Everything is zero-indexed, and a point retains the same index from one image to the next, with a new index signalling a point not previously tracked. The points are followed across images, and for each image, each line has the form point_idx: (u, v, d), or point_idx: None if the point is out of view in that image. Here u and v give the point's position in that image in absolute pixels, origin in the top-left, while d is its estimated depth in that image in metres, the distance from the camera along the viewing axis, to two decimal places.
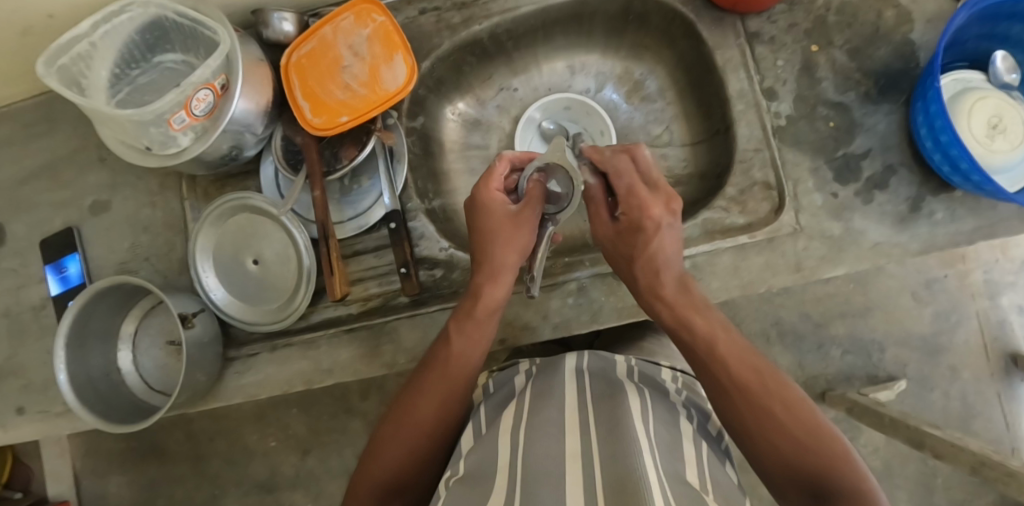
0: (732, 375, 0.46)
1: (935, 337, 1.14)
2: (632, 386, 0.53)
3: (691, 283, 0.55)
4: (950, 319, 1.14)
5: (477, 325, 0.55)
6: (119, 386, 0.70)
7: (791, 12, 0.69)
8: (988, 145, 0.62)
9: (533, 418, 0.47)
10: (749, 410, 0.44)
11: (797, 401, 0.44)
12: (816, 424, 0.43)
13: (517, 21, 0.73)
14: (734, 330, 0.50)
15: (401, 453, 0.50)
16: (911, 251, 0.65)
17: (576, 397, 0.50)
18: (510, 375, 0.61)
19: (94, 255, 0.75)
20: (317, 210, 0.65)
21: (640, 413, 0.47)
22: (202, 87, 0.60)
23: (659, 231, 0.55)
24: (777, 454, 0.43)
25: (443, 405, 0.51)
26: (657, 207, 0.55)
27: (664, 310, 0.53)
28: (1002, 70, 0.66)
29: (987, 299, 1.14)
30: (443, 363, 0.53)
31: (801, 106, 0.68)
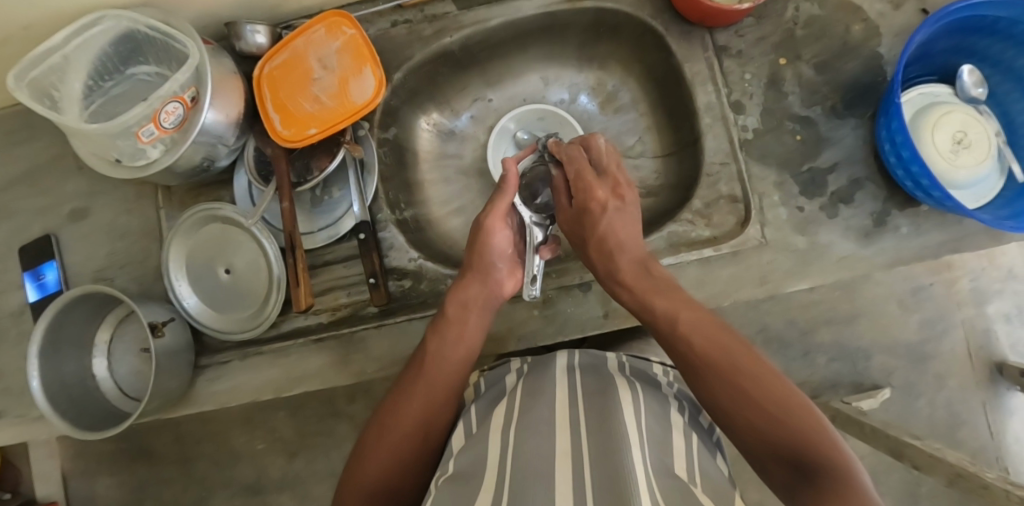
0: (700, 353, 0.46)
1: (922, 344, 1.11)
2: (623, 381, 0.52)
3: (654, 266, 0.56)
4: (939, 327, 1.11)
5: (455, 324, 0.57)
6: (93, 392, 0.70)
7: (760, 26, 0.70)
8: (952, 160, 0.62)
9: (523, 417, 0.46)
10: (721, 387, 0.44)
11: (767, 373, 0.44)
12: (783, 391, 0.42)
13: (489, 32, 0.74)
14: (699, 307, 0.50)
15: (387, 459, 0.49)
16: (877, 265, 0.65)
17: (567, 394, 0.49)
18: (501, 374, 0.58)
19: (72, 262, 0.76)
20: (285, 221, 0.65)
21: (630, 406, 0.46)
22: (171, 100, 0.61)
23: (604, 211, 0.60)
24: (752, 428, 0.42)
25: (429, 409, 0.51)
26: (600, 189, 0.61)
27: (625, 294, 0.55)
28: (969, 84, 0.66)
29: (973, 307, 1.11)
30: (430, 366, 0.54)
31: (768, 120, 0.68)
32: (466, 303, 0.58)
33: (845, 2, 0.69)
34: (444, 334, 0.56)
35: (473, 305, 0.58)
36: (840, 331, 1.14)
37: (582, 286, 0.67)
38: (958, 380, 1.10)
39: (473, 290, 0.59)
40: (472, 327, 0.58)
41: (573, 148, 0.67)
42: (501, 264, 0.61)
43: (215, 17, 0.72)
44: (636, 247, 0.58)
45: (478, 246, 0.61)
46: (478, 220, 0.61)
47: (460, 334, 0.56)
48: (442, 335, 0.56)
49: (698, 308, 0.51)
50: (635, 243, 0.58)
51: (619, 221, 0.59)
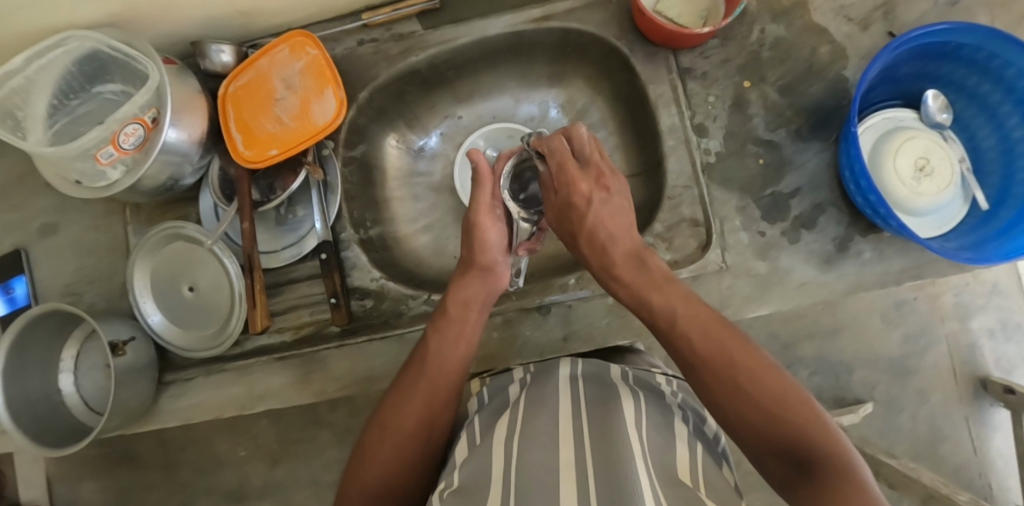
0: (697, 353, 0.44)
1: (902, 362, 0.80)
2: (625, 391, 0.47)
3: (651, 257, 0.52)
4: (920, 344, 0.80)
5: (453, 324, 0.55)
6: (58, 407, 0.70)
7: (725, 48, 0.69)
8: (914, 188, 0.62)
9: (525, 430, 0.42)
10: (718, 386, 0.42)
11: (764, 368, 0.41)
12: (778, 384, 0.41)
13: (455, 51, 0.74)
14: (696, 301, 0.47)
15: (389, 457, 0.46)
16: (838, 291, 0.64)
17: (568, 406, 0.46)
18: (502, 384, 0.53)
19: (42, 277, 0.77)
20: (245, 242, 0.66)
21: (632, 420, 0.42)
22: (131, 121, 0.61)
23: (591, 206, 0.54)
24: (751, 427, 0.40)
25: (433, 410, 0.48)
26: (584, 182, 0.55)
27: (620, 289, 0.52)
28: (934, 109, 0.65)
29: (956, 322, 0.80)
30: (434, 365, 0.51)
31: (731, 143, 0.68)
32: (466, 302, 0.56)
33: (812, 24, 0.69)
34: (445, 333, 0.54)
35: (473, 303, 0.56)
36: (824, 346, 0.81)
37: (541, 309, 0.68)
38: (941, 403, 0.79)
39: (472, 288, 0.57)
40: (471, 326, 0.55)
41: (554, 139, 0.59)
42: (502, 256, 0.58)
43: (183, 36, 0.72)
44: (630, 235, 0.54)
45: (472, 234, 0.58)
46: (467, 217, 0.58)
47: (462, 332, 0.54)
48: (444, 334, 0.54)
49: (696, 302, 0.48)
50: (629, 233, 0.54)
51: (607, 213, 0.54)
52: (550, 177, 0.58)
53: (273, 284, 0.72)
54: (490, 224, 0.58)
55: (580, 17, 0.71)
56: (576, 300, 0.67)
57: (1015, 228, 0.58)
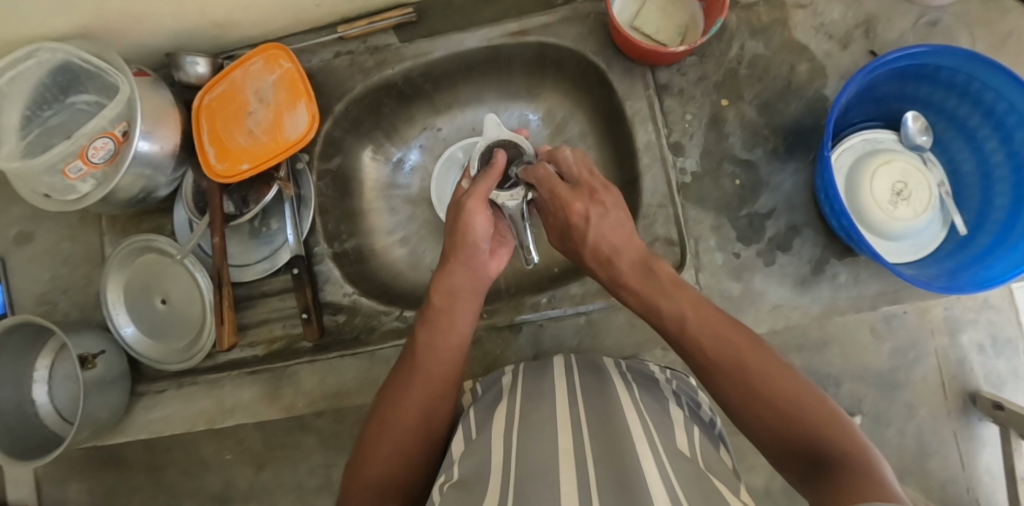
0: (708, 354, 0.44)
1: (888, 376, 0.65)
2: (618, 380, 0.54)
3: (658, 264, 0.52)
4: (907, 356, 0.65)
5: (444, 315, 0.54)
6: (30, 418, 0.69)
7: (702, 65, 0.68)
8: (891, 212, 0.61)
9: (527, 418, 0.47)
10: (733, 384, 0.42)
11: (776, 369, 0.41)
12: (795, 387, 0.40)
13: (431, 65, 0.73)
14: (708, 307, 0.47)
15: (391, 451, 0.45)
16: (811, 314, 0.64)
17: (566, 394, 0.51)
18: (496, 379, 0.58)
19: (18, 286, 0.77)
20: (215, 257, 0.66)
21: (629, 404, 0.48)
22: (99, 135, 0.61)
23: (589, 223, 0.55)
24: (763, 424, 0.40)
25: (430, 403, 0.48)
26: (578, 203, 0.56)
27: (630, 298, 0.52)
28: (914, 131, 0.64)
29: (946, 335, 0.66)
30: (429, 357, 0.51)
31: (706, 162, 0.67)
32: (455, 292, 0.55)
33: (791, 41, 0.68)
34: (436, 324, 0.53)
35: (462, 292, 0.55)
36: (804, 358, 0.65)
37: (512, 328, 0.68)
38: (929, 418, 0.65)
39: (460, 277, 0.55)
40: (461, 313, 0.54)
41: (542, 166, 0.60)
42: (485, 244, 0.56)
43: (158, 47, 0.72)
44: (634, 245, 0.54)
45: (459, 232, 0.56)
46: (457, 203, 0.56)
47: (455, 321, 0.53)
48: (437, 325, 0.53)
49: (707, 307, 0.48)
50: (632, 243, 0.54)
51: (606, 226, 0.55)
52: (545, 204, 0.59)
53: (247, 298, 0.72)
54: (481, 219, 0.56)
55: (557, 32, 0.70)
56: (547, 319, 0.67)
57: (993, 254, 0.58)
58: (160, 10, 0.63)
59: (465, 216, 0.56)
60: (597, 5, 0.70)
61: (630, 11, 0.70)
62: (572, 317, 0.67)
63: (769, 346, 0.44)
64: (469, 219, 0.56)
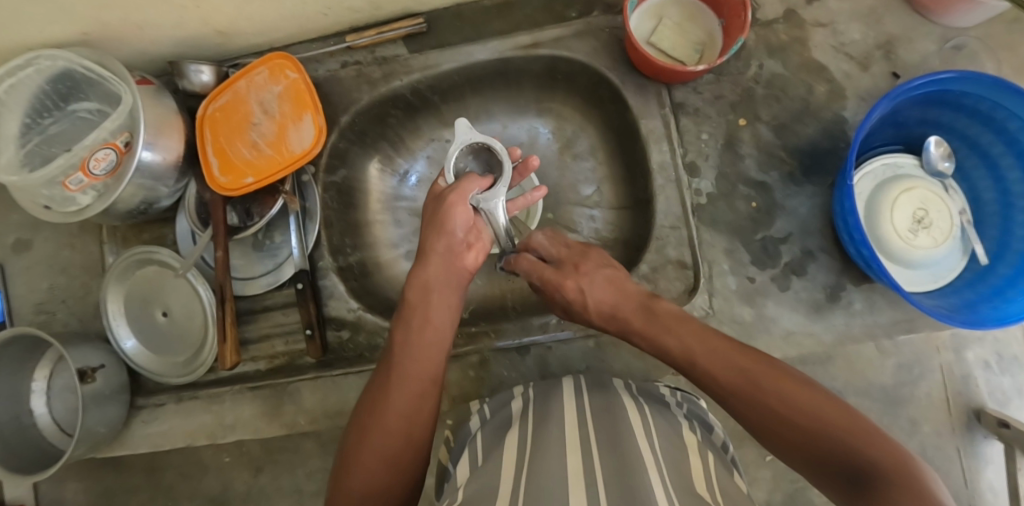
0: (720, 382, 0.44)
1: (892, 392, 0.64)
2: (629, 401, 0.53)
3: (657, 304, 0.51)
4: (912, 371, 0.64)
5: (422, 314, 0.52)
6: (28, 430, 0.68)
7: (718, 83, 0.67)
8: (909, 240, 0.60)
9: (536, 441, 0.46)
10: (752, 406, 0.42)
11: (790, 383, 0.41)
12: (820, 403, 0.40)
13: (439, 77, 0.72)
14: (710, 334, 0.47)
15: (375, 462, 0.43)
16: (825, 342, 0.63)
17: (574, 415, 0.51)
18: (504, 401, 0.58)
19: (16, 294, 0.75)
20: (217, 272, 0.64)
21: (640, 428, 0.48)
22: (102, 147, 0.59)
23: (583, 294, 0.55)
24: (791, 443, 0.40)
25: (412, 403, 0.46)
26: (568, 280, 0.55)
27: (642, 344, 0.52)
28: (936, 157, 0.63)
29: (950, 352, 0.65)
30: (406, 354, 0.49)
31: (722, 184, 0.66)
32: (429, 286, 0.53)
33: (809, 61, 0.66)
34: (411, 320, 0.51)
35: (437, 285, 0.53)
36: (807, 372, 0.63)
37: (521, 350, 0.66)
38: (932, 434, 0.64)
39: (435, 269, 0.54)
40: (438, 310, 0.52)
41: (522, 258, 0.61)
42: (461, 233, 0.55)
43: (161, 55, 0.71)
44: (630, 294, 0.53)
45: (437, 222, 0.55)
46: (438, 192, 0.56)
47: (431, 315, 0.52)
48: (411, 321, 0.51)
49: (712, 335, 0.47)
50: (628, 292, 0.53)
51: (600, 291, 0.54)
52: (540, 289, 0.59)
53: (249, 312, 0.71)
54: (461, 210, 0.55)
55: (570, 45, 0.69)
56: (556, 341, 0.66)
57: (1012, 288, 0.56)
58: (164, 18, 0.62)
59: (444, 208, 0.55)
60: (612, 20, 0.69)
61: (646, 27, 0.68)
62: (581, 339, 0.66)
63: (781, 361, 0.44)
64: (449, 209, 0.55)
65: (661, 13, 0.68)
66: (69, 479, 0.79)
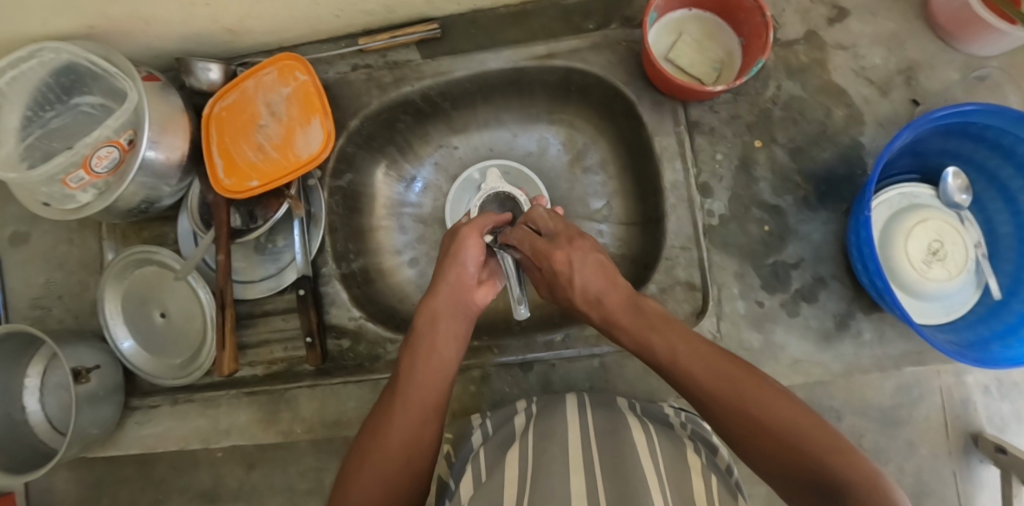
0: (705, 385, 0.42)
1: (889, 412, 0.63)
2: (635, 421, 0.52)
3: (645, 301, 0.50)
4: (911, 393, 0.63)
5: (431, 343, 0.50)
6: (19, 427, 0.67)
7: (735, 103, 0.66)
8: (923, 272, 0.59)
9: (537, 460, 0.46)
10: (733, 412, 0.41)
11: (775, 394, 0.41)
12: (795, 416, 0.39)
13: (451, 84, 0.71)
14: (697, 339, 0.45)
15: (374, 490, 0.42)
16: (833, 371, 0.62)
17: (577, 433, 0.49)
18: (506, 417, 0.57)
19: (12, 287, 0.74)
20: (219, 276, 0.63)
21: (645, 451, 0.47)
22: (104, 144, 0.57)
23: (573, 268, 0.51)
24: (760, 450, 0.40)
25: (414, 429, 0.45)
26: (559, 251, 0.52)
27: (624, 337, 0.49)
28: (953, 188, 0.61)
29: (951, 375, 0.63)
30: (411, 379, 0.48)
31: (734, 206, 0.64)
32: (438, 313, 0.52)
33: (828, 84, 0.65)
34: (419, 344, 0.50)
35: (446, 314, 0.52)
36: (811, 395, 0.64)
37: (524, 366, 0.65)
38: (929, 457, 0.62)
39: (445, 297, 0.53)
40: (445, 339, 0.51)
41: (518, 230, 0.57)
42: (473, 267, 0.54)
43: (168, 51, 0.69)
44: (622, 283, 0.51)
45: (450, 255, 0.55)
46: (452, 228, 0.56)
47: (440, 341, 0.51)
48: (419, 346, 0.50)
49: (698, 340, 0.46)
50: (618, 282, 0.51)
51: (590, 270, 0.51)
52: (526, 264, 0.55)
53: (248, 316, 0.70)
54: (473, 243, 0.55)
55: (586, 58, 0.68)
56: (560, 359, 0.65)
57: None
58: (173, 14, 0.60)
59: (458, 240, 0.55)
60: (629, 34, 0.68)
61: (665, 43, 0.67)
62: (586, 358, 0.65)
63: (761, 371, 0.43)
64: (461, 242, 0.55)
65: (681, 28, 0.67)
66: (58, 477, 0.78)
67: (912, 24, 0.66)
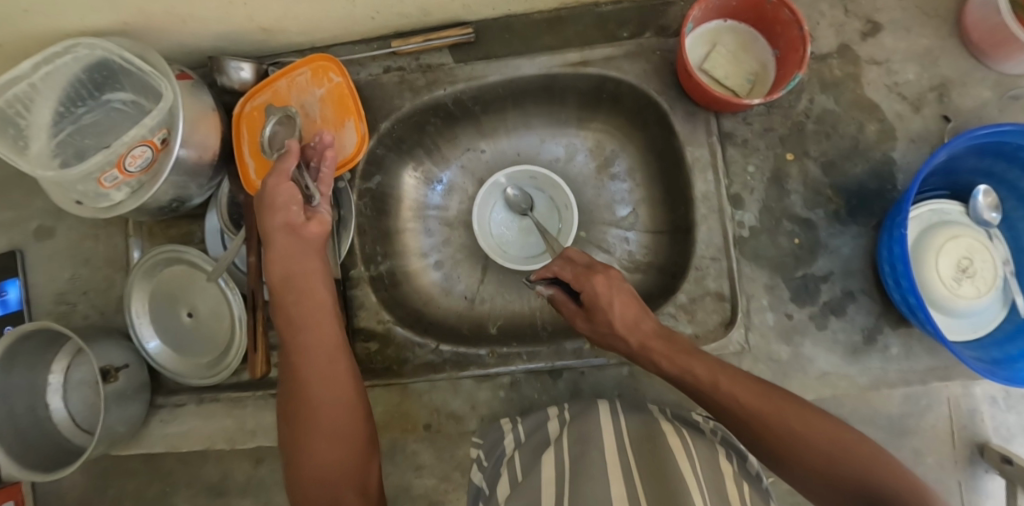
0: (749, 407, 0.45)
1: (898, 421, 0.63)
2: (668, 426, 0.53)
3: (675, 334, 0.52)
4: (919, 402, 0.63)
5: (301, 295, 0.53)
6: (44, 422, 0.66)
7: (769, 115, 0.66)
8: (953, 289, 0.59)
9: (577, 463, 0.46)
10: (769, 429, 0.44)
11: (808, 411, 0.45)
12: (834, 432, 0.44)
13: (483, 89, 0.71)
14: (729, 367, 0.49)
15: (327, 445, 0.48)
16: (859, 385, 0.62)
17: (613, 437, 0.50)
18: (539, 421, 0.58)
19: (36, 282, 0.74)
20: (250, 277, 0.63)
21: (682, 454, 0.47)
22: (139, 144, 0.56)
23: (613, 298, 0.51)
24: (812, 468, 0.43)
25: (330, 374, 0.51)
26: (598, 278, 0.52)
27: (664, 361, 0.50)
28: (982, 206, 0.62)
29: (958, 385, 0.63)
30: (303, 346, 0.51)
31: (766, 218, 0.65)
32: (290, 265, 0.53)
33: (861, 99, 0.66)
34: (291, 305, 0.52)
35: (296, 263, 0.53)
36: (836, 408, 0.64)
37: (552, 373, 0.66)
38: (935, 465, 0.63)
39: (285, 246, 0.52)
40: (311, 282, 0.53)
41: (555, 262, 0.58)
42: (297, 206, 0.52)
43: (200, 49, 0.69)
44: (646, 315, 0.52)
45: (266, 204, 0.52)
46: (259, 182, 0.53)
47: (310, 294, 0.53)
48: (291, 314, 0.52)
49: (728, 367, 0.49)
50: (645, 312, 0.52)
51: (623, 299, 0.51)
52: (563, 301, 0.56)
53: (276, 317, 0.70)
54: (287, 187, 0.52)
55: (620, 66, 0.68)
56: (590, 367, 0.65)
57: None
58: (212, 13, 0.60)
59: (267, 189, 0.52)
60: (664, 43, 0.68)
61: (699, 53, 0.67)
62: (615, 366, 0.65)
63: (792, 394, 0.48)
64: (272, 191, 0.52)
65: (715, 39, 0.67)
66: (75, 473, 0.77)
67: (946, 41, 0.66)
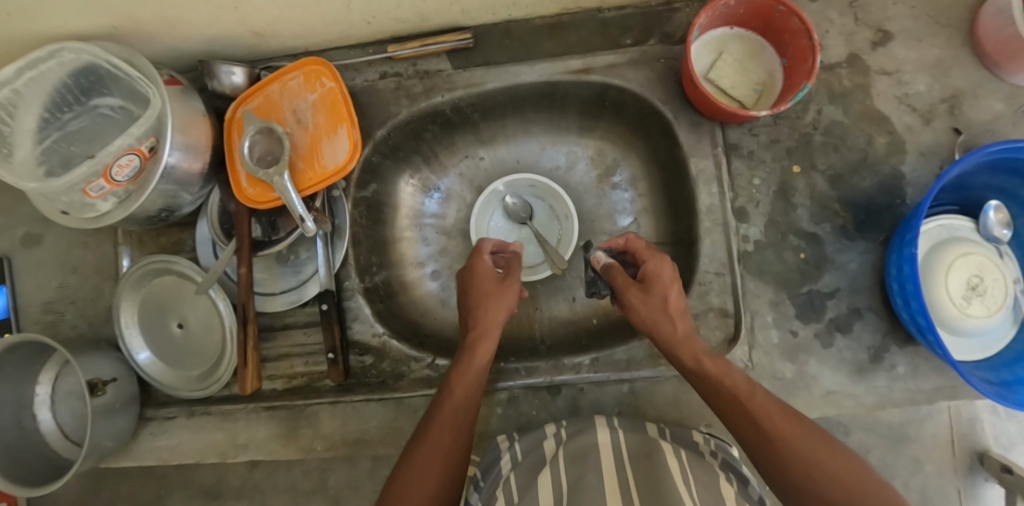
0: (777, 426, 0.44)
1: (898, 429, 0.62)
2: (667, 446, 0.52)
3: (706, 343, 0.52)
4: (919, 410, 0.62)
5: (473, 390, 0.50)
6: (31, 435, 0.65)
7: (775, 127, 0.65)
8: (963, 308, 0.58)
9: (570, 484, 0.44)
10: (789, 455, 0.42)
11: (828, 445, 0.43)
12: (852, 468, 0.42)
13: (483, 95, 0.69)
14: (758, 386, 0.47)
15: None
16: (865, 404, 0.61)
17: (611, 458, 0.48)
18: (536, 441, 0.56)
19: (23, 290, 0.73)
20: (241, 290, 0.61)
21: (679, 474, 0.45)
22: (126, 152, 0.54)
23: (673, 280, 0.53)
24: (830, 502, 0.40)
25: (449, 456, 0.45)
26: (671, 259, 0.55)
27: (704, 361, 0.49)
28: (994, 222, 0.60)
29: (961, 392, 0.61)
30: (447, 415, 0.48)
31: (771, 232, 0.63)
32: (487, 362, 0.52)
33: (871, 111, 0.64)
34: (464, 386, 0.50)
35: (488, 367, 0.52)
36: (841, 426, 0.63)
37: (551, 389, 0.64)
38: (935, 474, 0.61)
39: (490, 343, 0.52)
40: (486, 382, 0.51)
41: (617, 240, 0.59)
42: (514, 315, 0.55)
43: (191, 53, 0.67)
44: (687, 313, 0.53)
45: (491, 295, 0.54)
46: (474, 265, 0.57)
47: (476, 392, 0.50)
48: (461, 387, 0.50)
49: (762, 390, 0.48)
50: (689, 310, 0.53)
51: (676, 285, 0.53)
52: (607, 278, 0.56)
53: (268, 328, 0.69)
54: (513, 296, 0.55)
55: (623, 73, 0.66)
56: (589, 383, 0.64)
57: None
58: (201, 17, 0.58)
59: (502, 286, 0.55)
60: (668, 50, 0.66)
61: (705, 61, 0.65)
62: (615, 382, 0.64)
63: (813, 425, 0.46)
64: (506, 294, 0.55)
65: (721, 47, 0.65)
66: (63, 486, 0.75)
67: (957, 50, 0.64)
